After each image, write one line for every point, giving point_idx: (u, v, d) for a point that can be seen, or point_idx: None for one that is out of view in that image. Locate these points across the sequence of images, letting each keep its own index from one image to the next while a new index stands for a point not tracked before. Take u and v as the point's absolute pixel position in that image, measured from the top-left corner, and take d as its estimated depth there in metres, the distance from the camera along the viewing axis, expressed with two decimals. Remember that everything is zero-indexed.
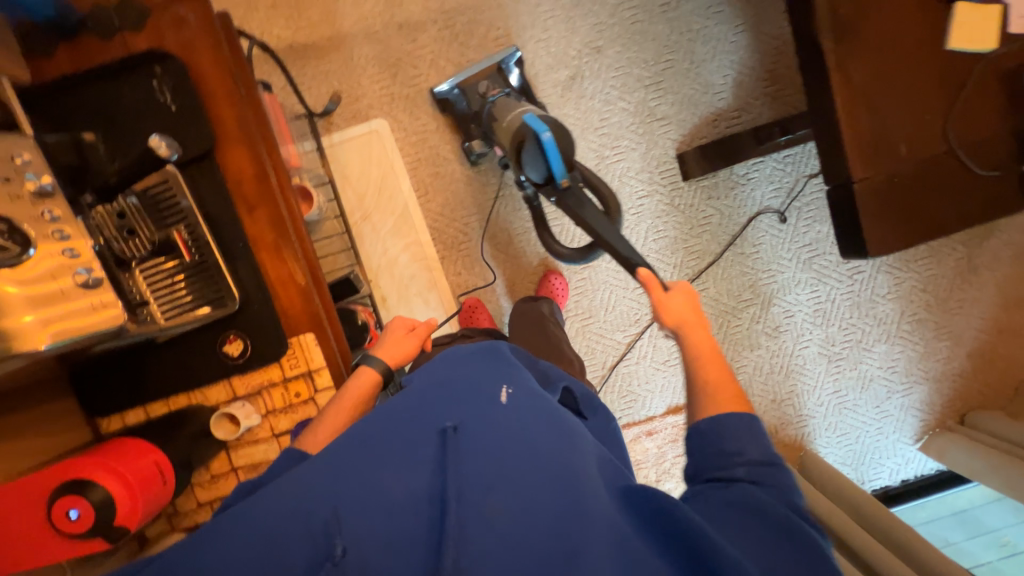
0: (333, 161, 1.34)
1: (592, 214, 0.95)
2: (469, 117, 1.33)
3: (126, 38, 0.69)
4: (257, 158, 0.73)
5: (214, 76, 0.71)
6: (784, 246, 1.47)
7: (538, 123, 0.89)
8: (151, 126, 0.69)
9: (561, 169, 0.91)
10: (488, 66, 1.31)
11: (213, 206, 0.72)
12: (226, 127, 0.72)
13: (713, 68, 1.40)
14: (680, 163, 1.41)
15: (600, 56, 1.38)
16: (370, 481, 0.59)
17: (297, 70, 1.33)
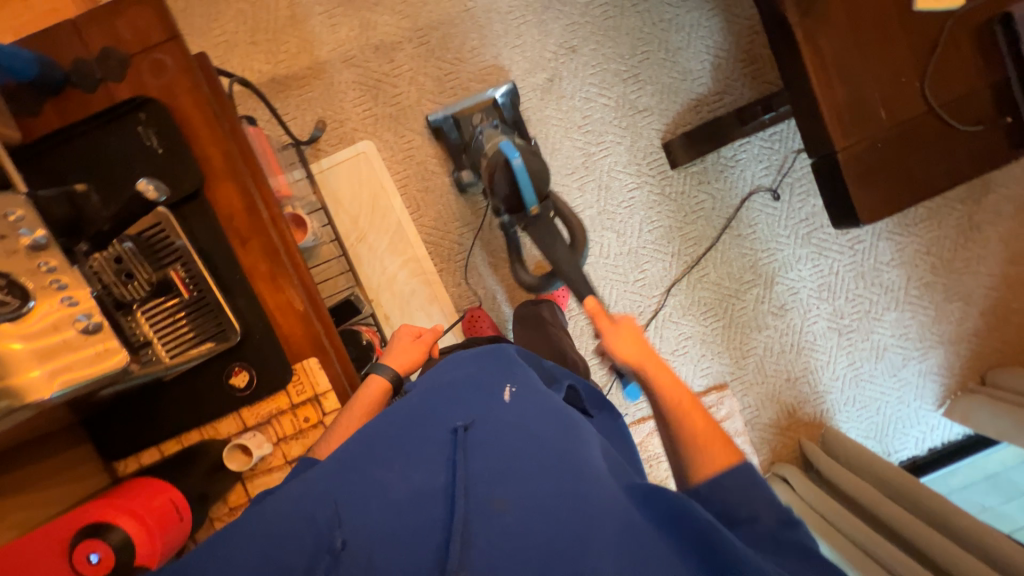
0: (323, 187, 1.37)
1: (557, 245, 1.08)
2: (460, 148, 1.36)
3: (109, 89, 0.71)
4: (245, 191, 0.74)
5: (196, 116, 0.72)
6: (780, 224, 1.46)
7: (511, 149, 0.99)
8: (140, 171, 0.71)
9: (533, 199, 1.02)
10: (482, 102, 1.34)
11: (207, 242, 0.73)
12: (212, 163, 0.73)
13: (689, 55, 1.40)
14: (666, 152, 1.41)
15: (575, 55, 1.40)
16: (382, 485, 0.62)
17: (280, 101, 1.36)
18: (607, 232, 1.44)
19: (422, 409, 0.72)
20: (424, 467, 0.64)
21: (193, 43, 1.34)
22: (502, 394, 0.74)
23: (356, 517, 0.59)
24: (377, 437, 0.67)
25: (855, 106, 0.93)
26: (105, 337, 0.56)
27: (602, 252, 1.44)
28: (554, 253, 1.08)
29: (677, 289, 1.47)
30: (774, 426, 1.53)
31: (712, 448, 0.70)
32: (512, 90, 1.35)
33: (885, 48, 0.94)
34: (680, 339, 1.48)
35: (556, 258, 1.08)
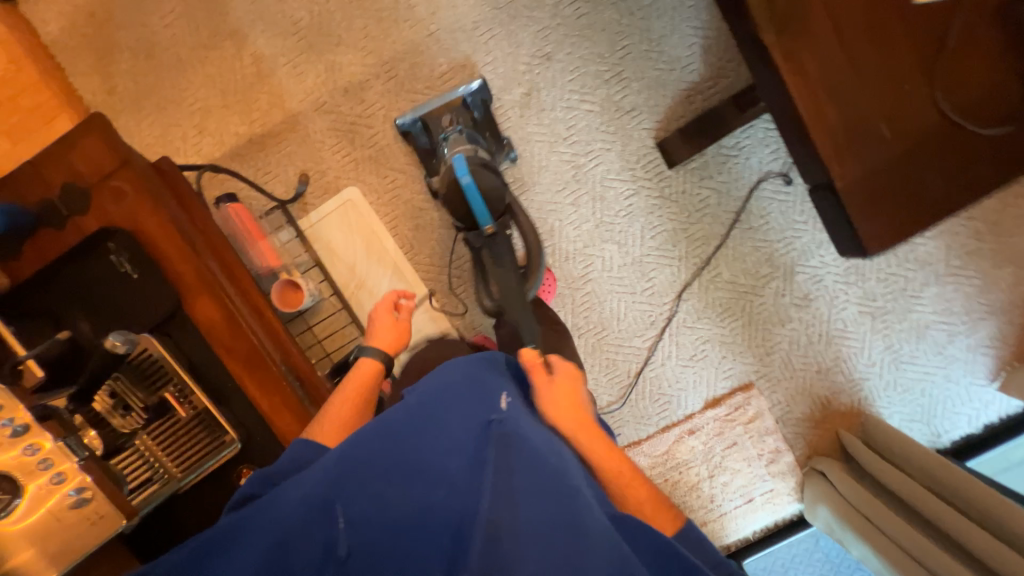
0: (316, 241, 1.35)
1: (505, 269, 1.06)
2: (431, 152, 1.31)
3: (78, 222, 0.74)
4: (221, 301, 0.77)
5: (161, 235, 0.75)
6: (795, 210, 1.35)
7: (463, 168, 1.01)
8: (121, 298, 0.73)
9: (485, 213, 1.02)
10: (451, 101, 1.29)
11: (196, 355, 0.77)
12: (186, 280, 0.76)
13: (674, 42, 1.29)
14: (661, 151, 1.32)
15: (551, 63, 1.31)
16: (400, 485, 0.62)
17: (261, 161, 1.35)
18: (608, 244, 1.38)
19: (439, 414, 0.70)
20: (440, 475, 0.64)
21: (169, 114, 1.35)
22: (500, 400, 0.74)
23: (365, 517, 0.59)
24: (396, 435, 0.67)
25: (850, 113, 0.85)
26: (93, 505, 0.62)
27: (605, 264, 1.39)
28: (504, 272, 1.05)
29: (689, 293, 1.40)
30: (808, 420, 1.47)
31: (657, 517, 0.73)
32: (483, 84, 1.29)
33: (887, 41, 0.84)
34: (698, 343, 1.43)
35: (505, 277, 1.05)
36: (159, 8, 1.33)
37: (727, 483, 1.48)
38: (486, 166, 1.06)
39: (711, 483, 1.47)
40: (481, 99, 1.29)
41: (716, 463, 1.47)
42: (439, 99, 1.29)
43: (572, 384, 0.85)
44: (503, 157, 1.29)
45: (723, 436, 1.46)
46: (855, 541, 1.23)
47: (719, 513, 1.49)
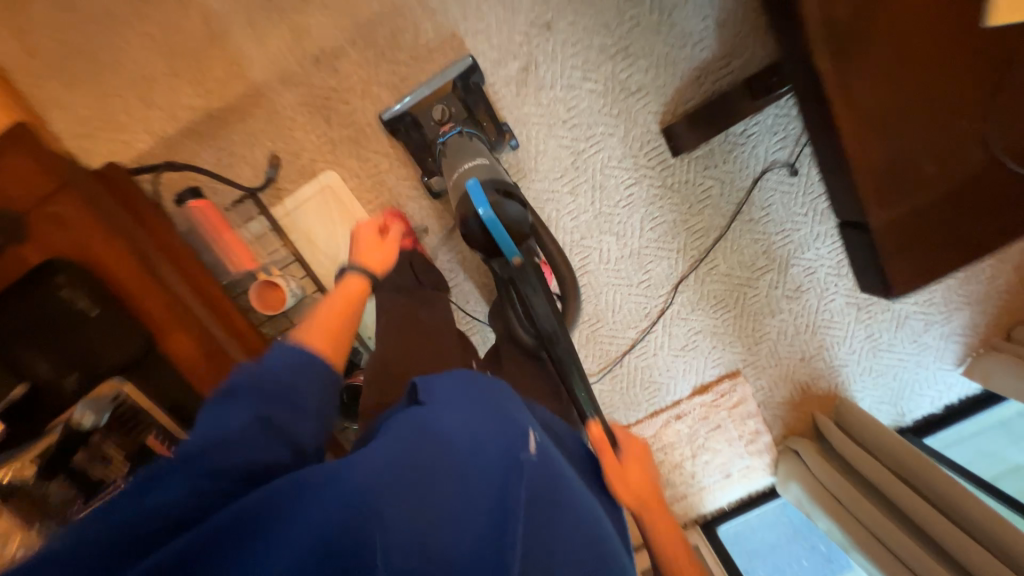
0: (292, 231, 1.24)
1: (541, 303, 0.89)
2: (424, 149, 1.18)
3: (22, 255, 0.72)
4: (197, 334, 0.81)
5: (123, 268, 0.77)
6: (797, 202, 1.32)
7: (481, 200, 0.83)
8: (86, 335, 0.75)
9: (512, 246, 0.84)
10: (440, 87, 1.15)
11: (172, 388, 0.81)
12: (154, 314, 0.79)
13: (688, 13, 1.16)
14: (666, 138, 1.23)
15: (552, 33, 1.16)
16: (436, 512, 0.51)
17: (224, 141, 1.20)
18: (607, 236, 1.33)
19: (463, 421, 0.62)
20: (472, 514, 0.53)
21: (106, 83, 1.16)
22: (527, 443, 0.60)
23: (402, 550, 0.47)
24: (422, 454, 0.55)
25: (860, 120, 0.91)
26: None
27: (603, 256, 1.34)
28: (538, 310, 0.89)
29: (685, 285, 1.38)
30: (788, 403, 1.54)
31: None
32: (472, 63, 1.13)
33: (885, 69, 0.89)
34: (690, 334, 1.44)
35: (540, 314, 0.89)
36: None
37: (707, 462, 1.57)
38: (503, 186, 0.88)
39: (693, 462, 1.55)
40: (472, 82, 1.15)
41: (699, 443, 1.54)
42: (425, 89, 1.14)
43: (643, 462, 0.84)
44: (506, 147, 1.18)
45: (707, 420, 1.52)
46: (823, 516, 1.37)
47: (699, 487, 1.59)
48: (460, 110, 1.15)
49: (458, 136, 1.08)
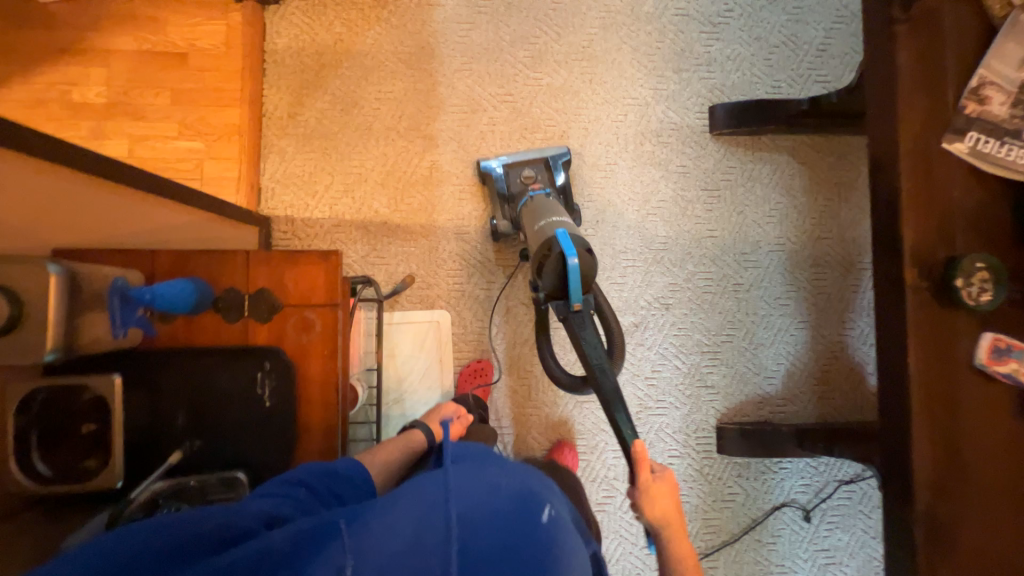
0: (385, 339, 1.35)
1: (591, 340, 1.02)
2: (504, 198, 1.33)
3: (216, 322, 0.70)
4: (330, 393, 0.71)
5: (266, 329, 0.70)
6: (801, 545, 1.43)
7: (571, 248, 0.95)
8: (234, 403, 0.69)
9: (580, 296, 0.98)
10: (536, 157, 1.36)
11: (263, 456, 0.69)
12: (307, 374, 0.71)
13: (769, 353, 1.44)
14: (716, 435, 1.41)
15: (667, 313, 1.43)
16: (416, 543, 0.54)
17: (382, 245, 1.38)
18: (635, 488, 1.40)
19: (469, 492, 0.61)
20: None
21: (327, 163, 1.38)
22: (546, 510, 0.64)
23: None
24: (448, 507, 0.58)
25: (950, 459, 0.69)
26: None
27: (623, 505, 1.36)
28: (585, 348, 1.02)
29: None
30: None
31: None
32: (566, 153, 1.37)
33: (1000, 408, 0.70)
34: None
35: (585, 352, 1.02)
36: (382, 79, 1.41)
37: None
38: (586, 241, 1.00)
39: None
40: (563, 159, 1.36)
41: None
42: (524, 154, 1.36)
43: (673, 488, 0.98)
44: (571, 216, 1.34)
45: None
46: None
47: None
48: (545, 176, 1.34)
49: (542, 195, 1.24)
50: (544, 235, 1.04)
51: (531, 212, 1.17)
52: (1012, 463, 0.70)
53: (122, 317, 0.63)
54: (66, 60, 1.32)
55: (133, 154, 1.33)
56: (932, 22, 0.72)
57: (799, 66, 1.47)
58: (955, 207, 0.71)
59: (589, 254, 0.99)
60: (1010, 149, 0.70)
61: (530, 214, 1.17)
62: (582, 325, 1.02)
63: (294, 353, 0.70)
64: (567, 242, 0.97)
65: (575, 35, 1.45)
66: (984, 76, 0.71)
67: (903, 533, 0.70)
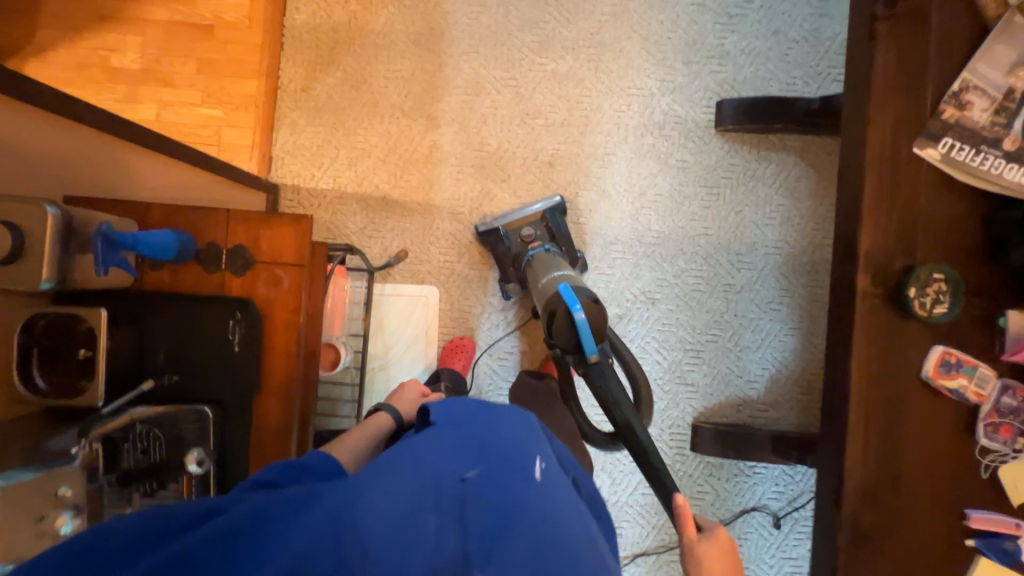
0: (375, 309, 1.42)
1: (618, 397, 1.00)
2: (508, 258, 1.36)
3: (199, 272, 0.77)
4: (292, 344, 0.77)
5: (242, 281, 0.77)
6: (767, 550, 1.42)
7: (574, 302, 0.97)
8: (209, 345, 0.76)
9: (594, 347, 0.98)
10: (532, 213, 1.37)
11: (230, 394, 0.76)
12: (275, 324, 0.77)
13: (754, 356, 1.42)
14: (691, 433, 1.42)
15: (652, 307, 1.43)
16: (414, 501, 0.55)
17: (380, 219, 1.44)
18: (603, 475, 1.43)
19: (460, 451, 0.64)
20: (477, 546, 0.55)
21: (334, 137, 1.45)
22: (534, 464, 0.68)
23: (439, 528, 0.55)
24: (443, 463, 0.61)
25: (885, 468, 0.69)
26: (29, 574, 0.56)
27: None
28: (613, 406, 1.00)
29: (642, 559, 1.43)
30: None
31: None
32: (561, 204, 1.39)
33: (944, 423, 0.69)
34: None
35: (614, 408, 1.01)
36: (391, 58, 1.45)
37: None
38: (590, 293, 1.02)
39: None
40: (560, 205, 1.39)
41: None
42: (520, 211, 1.37)
43: (727, 545, 0.81)
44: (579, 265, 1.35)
45: None
46: None
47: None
48: (546, 231, 1.35)
49: (543, 252, 1.26)
50: (548, 293, 1.07)
51: (540, 267, 1.20)
52: (951, 480, 0.69)
53: (105, 257, 0.69)
54: (108, 27, 1.43)
55: (160, 117, 1.44)
56: (918, 19, 0.69)
57: (817, 63, 1.41)
58: (919, 214, 0.69)
59: (595, 304, 1.00)
60: (986, 158, 0.67)
61: (534, 277, 1.20)
62: (605, 378, 1.00)
63: (266, 305, 0.77)
64: (569, 296, 0.98)
65: (585, 21, 1.44)
66: (966, 80, 0.68)
67: (827, 534, 0.71)
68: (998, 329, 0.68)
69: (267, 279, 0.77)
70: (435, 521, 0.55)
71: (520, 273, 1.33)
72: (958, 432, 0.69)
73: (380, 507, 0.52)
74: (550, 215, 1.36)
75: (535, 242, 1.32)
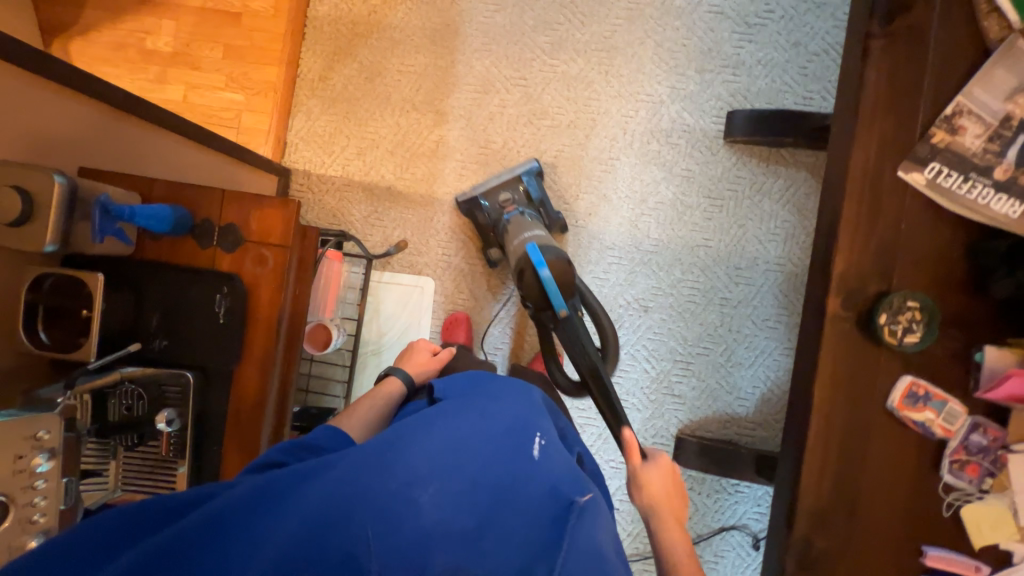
0: (371, 295, 1.47)
1: (584, 347, 1.05)
2: (488, 226, 1.39)
3: (192, 246, 0.82)
4: (272, 320, 0.81)
5: (231, 258, 0.81)
6: (744, 571, 1.40)
7: (540, 259, 1.01)
8: (198, 316, 0.81)
9: (563, 302, 1.02)
10: (509, 178, 1.38)
11: (211, 364, 0.81)
12: (258, 300, 0.81)
13: (746, 374, 1.40)
14: (675, 444, 1.40)
15: (645, 315, 1.42)
16: (406, 478, 0.57)
17: (383, 209, 1.48)
18: None
19: (455, 430, 0.65)
20: (472, 522, 0.56)
21: (346, 127, 1.50)
22: (534, 442, 0.69)
23: (431, 505, 0.55)
24: (436, 442, 0.62)
25: (840, 497, 0.68)
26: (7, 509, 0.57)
27: None
28: (578, 355, 1.05)
29: None
30: None
31: None
32: (537, 167, 1.39)
33: (908, 457, 0.67)
34: None
35: (581, 358, 1.05)
36: (406, 52, 1.49)
37: None
38: (558, 250, 1.05)
39: None
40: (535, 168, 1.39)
41: None
42: (497, 178, 1.38)
43: (670, 471, 0.92)
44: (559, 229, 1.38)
45: None
46: None
47: None
48: (523, 195, 1.37)
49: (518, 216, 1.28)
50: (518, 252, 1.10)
51: (514, 228, 1.23)
52: (909, 515, 0.67)
53: (103, 226, 0.75)
54: (145, 11, 1.52)
55: (186, 99, 1.52)
56: (914, 40, 0.67)
57: (836, 78, 1.37)
58: (899, 239, 0.67)
59: (560, 259, 1.03)
60: (975, 186, 0.65)
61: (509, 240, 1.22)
62: (573, 331, 1.04)
63: (250, 281, 0.81)
64: (535, 254, 1.02)
65: (600, 24, 1.44)
66: (960, 104, 0.65)
67: (777, 556, 0.70)
68: (975, 364, 0.66)
69: (254, 258, 0.81)
70: (430, 494, 0.56)
71: (500, 238, 1.36)
72: (922, 467, 0.67)
73: (370, 485, 0.56)
74: (526, 178, 1.38)
75: (511, 205, 1.34)
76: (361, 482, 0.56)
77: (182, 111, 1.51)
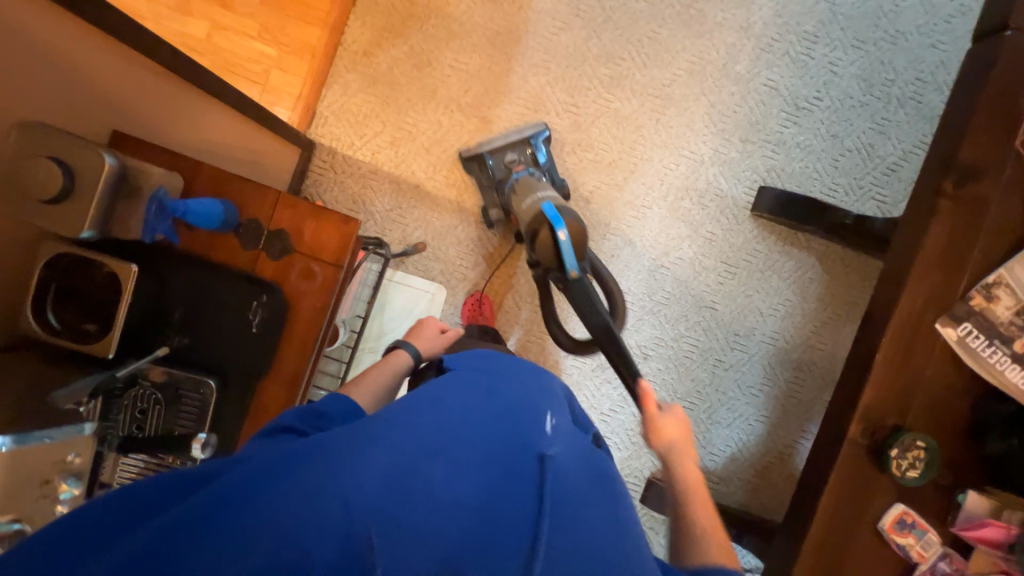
0: (380, 292, 1.42)
1: (593, 310, 1.01)
2: (490, 185, 1.37)
3: (235, 245, 0.82)
4: (308, 335, 0.83)
5: (274, 266, 0.82)
6: None
7: (556, 220, 1.00)
8: (228, 319, 0.81)
9: (575, 263, 1.01)
10: (517, 139, 1.36)
11: (232, 369, 0.81)
12: (297, 311, 0.83)
13: (723, 432, 1.49)
14: (645, 486, 1.48)
15: (644, 361, 1.48)
16: (416, 451, 0.58)
17: (406, 205, 1.42)
18: None
19: (461, 412, 0.66)
20: (485, 496, 0.58)
21: (384, 112, 1.41)
22: (542, 422, 0.72)
23: (444, 478, 0.57)
24: (442, 421, 0.64)
25: None
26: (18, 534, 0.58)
27: None
28: (588, 318, 1.02)
29: None
30: None
31: None
32: (545, 129, 1.38)
33: (883, 572, 0.75)
34: None
35: (590, 321, 1.02)
36: (462, 48, 1.41)
37: None
38: (572, 212, 1.04)
39: None
40: (543, 132, 1.37)
41: None
42: (506, 138, 1.36)
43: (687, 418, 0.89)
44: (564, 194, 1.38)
45: None
46: None
47: None
48: (528, 162, 1.35)
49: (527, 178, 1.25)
50: (528, 212, 1.08)
51: (521, 191, 1.20)
52: None
53: (155, 223, 0.75)
54: None
55: (210, 39, 1.37)
56: (977, 208, 0.73)
57: (863, 177, 1.45)
58: (922, 382, 0.74)
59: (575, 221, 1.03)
60: (994, 351, 0.72)
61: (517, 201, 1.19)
62: (585, 294, 1.02)
63: (292, 293, 0.83)
64: (552, 215, 1.01)
65: (660, 70, 1.44)
66: (1001, 276, 0.72)
67: None
68: (955, 503, 0.74)
69: (298, 270, 0.83)
70: (441, 469, 0.58)
71: (502, 199, 1.34)
72: None
73: (381, 455, 0.56)
74: (534, 142, 1.37)
75: (517, 168, 1.32)
76: (378, 450, 0.56)
77: (203, 52, 1.37)
